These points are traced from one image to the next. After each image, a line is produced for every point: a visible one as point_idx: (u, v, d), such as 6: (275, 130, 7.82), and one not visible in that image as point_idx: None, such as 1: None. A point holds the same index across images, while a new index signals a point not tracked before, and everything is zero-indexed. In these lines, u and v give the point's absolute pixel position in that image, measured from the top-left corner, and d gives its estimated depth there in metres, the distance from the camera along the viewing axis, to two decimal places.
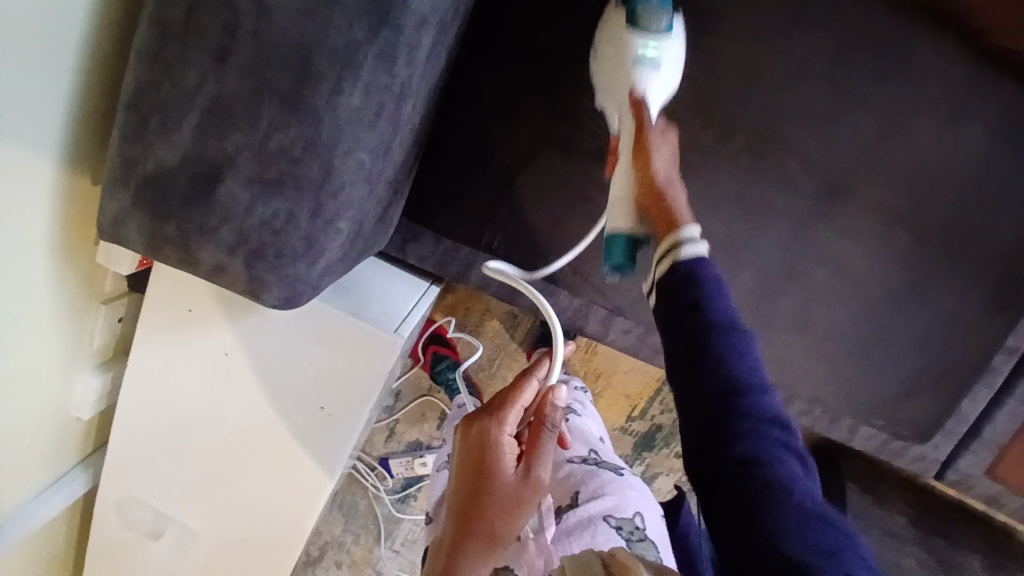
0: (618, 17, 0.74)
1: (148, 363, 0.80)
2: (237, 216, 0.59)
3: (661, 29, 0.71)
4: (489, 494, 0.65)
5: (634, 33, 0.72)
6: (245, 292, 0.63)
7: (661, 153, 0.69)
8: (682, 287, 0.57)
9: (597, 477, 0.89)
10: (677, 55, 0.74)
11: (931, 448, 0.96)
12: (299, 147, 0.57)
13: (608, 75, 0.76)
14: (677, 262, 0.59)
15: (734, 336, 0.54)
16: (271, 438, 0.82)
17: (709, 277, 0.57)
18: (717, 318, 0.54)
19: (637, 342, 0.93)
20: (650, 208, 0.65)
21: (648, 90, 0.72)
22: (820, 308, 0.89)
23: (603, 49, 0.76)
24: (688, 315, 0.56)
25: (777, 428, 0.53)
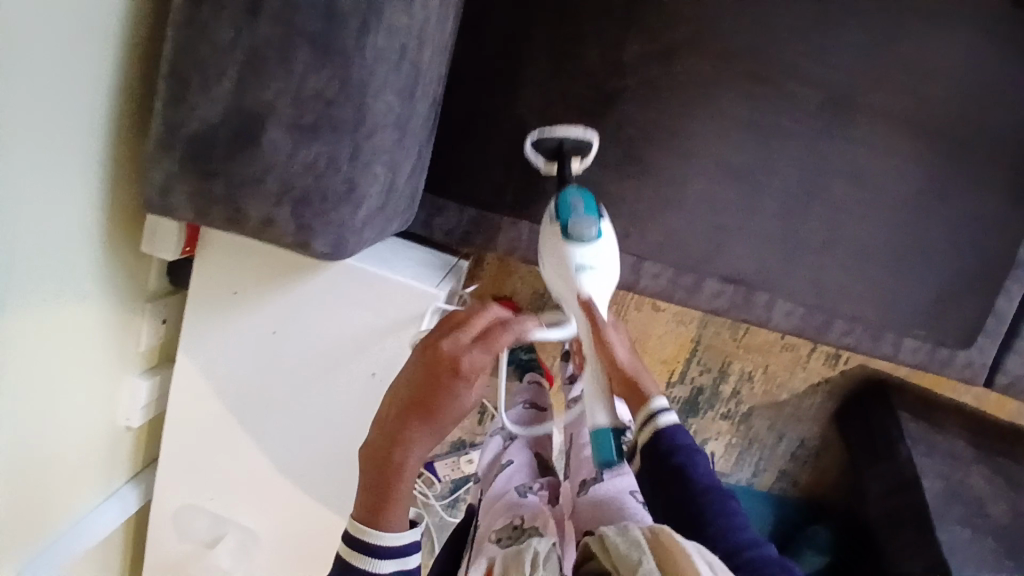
0: (552, 236, 0.79)
1: (195, 356, 0.81)
2: (280, 164, 0.61)
3: (592, 236, 0.78)
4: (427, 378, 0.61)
5: (570, 244, 0.77)
6: (291, 244, 0.65)
7: (619, 345, 0.80)
8: (669, 462, 0.69)
9: None
10: (610, 258, 0.78)
11: (977, 352, 0.95)
12: (333, 89, 0.60)
13: (552, 280, 0.79)
14: (658, 428, 0.72)
15: (714, 496, 0.66)
16: (324, 416, 0.81)
17: (683, 442, 0.70)
18: (700, 478, 0.67)
19: (669, 286, 0.94)
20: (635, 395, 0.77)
21: (592, 293, 0.78)
22: (842, 223, 0.91)
23: (545, 257, 0.80)
24: (672, 472, 0.68)
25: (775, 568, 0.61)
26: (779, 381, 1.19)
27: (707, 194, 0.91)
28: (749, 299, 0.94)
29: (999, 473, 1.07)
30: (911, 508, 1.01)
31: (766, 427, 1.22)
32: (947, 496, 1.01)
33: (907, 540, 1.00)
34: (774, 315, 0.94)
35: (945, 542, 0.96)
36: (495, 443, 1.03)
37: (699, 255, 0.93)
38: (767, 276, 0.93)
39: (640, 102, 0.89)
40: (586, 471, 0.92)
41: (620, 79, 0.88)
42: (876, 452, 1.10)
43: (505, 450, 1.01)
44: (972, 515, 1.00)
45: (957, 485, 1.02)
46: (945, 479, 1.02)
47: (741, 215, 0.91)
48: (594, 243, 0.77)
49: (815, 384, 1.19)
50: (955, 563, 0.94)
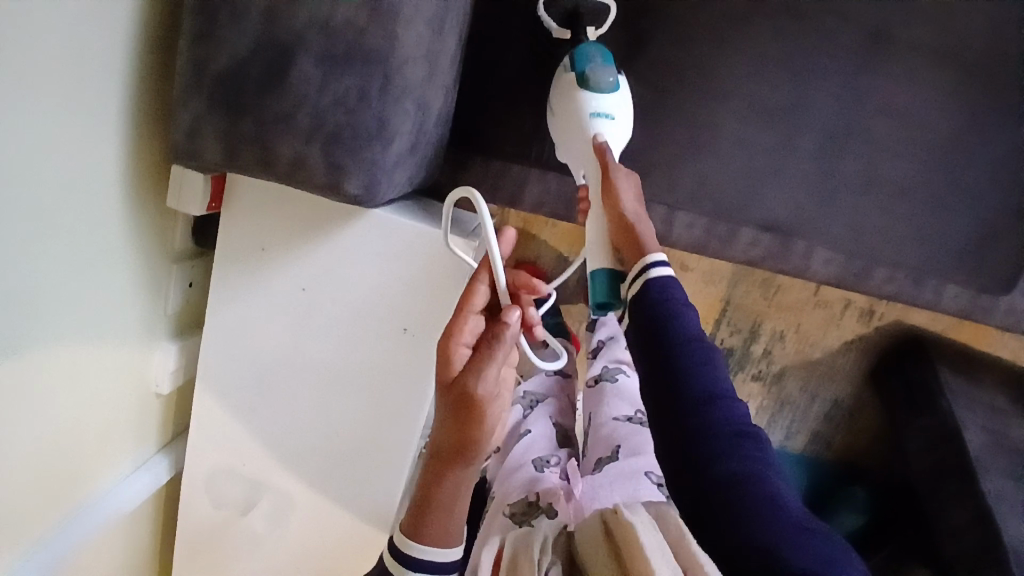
0: (567, 85, 0.77)
1: (224, 317, 0.79)
2: (310, 99, 0.59)
3: (609, 86, 0.76)
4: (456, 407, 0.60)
5: (586, 92, 0.76)
6: (323, 186, 0.63)
7: (631, 193, 0.71)
8: (657, 317, 0.63)
9: (642, 436, 0.89)
10: (627, 113, 0.77)
11: (1021, 296, 0.94)
12: (364, 17, 0.58)
13: (563, 131, 0.78)
14: (649, 282, 0.65)
15: (701, 367, 0.60)
16: (356, 376, 0.79)
17: (671, 298, 0.63)
18: (684, 335, 0.61)
19: (704, 237, 0.92)
20: (629, 253, 0.69)
21: (606, 136, 0.75)
22: (885, 163, 0.88)
23: (556, 113, 0.79)
24: (660, 347, 0.62)
25: (750, 440, 0.57)
26: (812, 340, 1.17)
27: (743, 137, 0.88)
28: (786, 247, 0.91)
29: None
30: (953, 459, 0.98)
31: (798, 387, 1.19)
32: (992, 447, 0.98)
33: (951, 492, 0.97)
34: (812, 264, 0.92)
35: (990, 491, 0.93)
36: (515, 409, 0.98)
37: (735, 203, 0.90)
38: (806, 222, 0.90)
39: (667, 45, 0.87)
40: (601, 449, 0.90)
41: (649, 21, 0.86)
42: (916, 406, 1.08)
43: (523, 419, 0.97)
44: (1018, 465, 0.97)
45: (1000, 435, 1.00)
46: (987, 429, 1.00)
47: (777, 159, 0.88)
48: (612, 91, 0.76)
49: (848, 341, 1.17)
50: (1000, 511, 0.91)
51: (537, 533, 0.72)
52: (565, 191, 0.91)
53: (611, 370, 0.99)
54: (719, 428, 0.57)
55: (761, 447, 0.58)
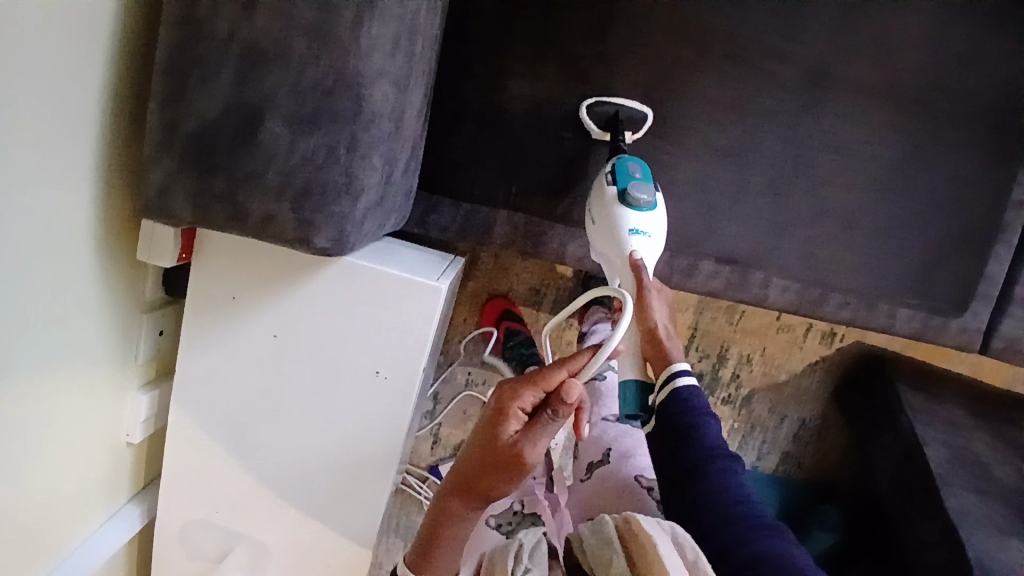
0: (607, 198, 0.84)
1: (197, 366, 0.80)
2: (279, 157, 0.61)
3: (647, 203, 0.82)
4: (498, 468, 0.72)
5: (625, 208, 0.82)
6: (292, 239, 0.64)
7: (659, 311, 0.83)
8: (675, 417, 0.76)
9: (629, 436, 0.96)
10: (660, 227, 0.83)
11: (972, 317, 0.98)
12: (331, 80, 0.60)
13: (601, 237, 0.84)
14: (677, 390, 0.78)
15: (716, 467, 0.71)
16: (330, 420, 0.80)
17: (688, 407, 0.76)
18: (700, 445, 0.73)
19: (666, 270, 0.96)
20: (659, 361, 0.81)
21: (639, 251, 0.82)
22: (830, 197, 0.93)
23: (595, 217, 0.85)
24: (678, 446, 0.74)
25: (770, 523, 0.67)
26: (777, 363, 1.21)
27: (698, 175, 0.92)
28: (744, 278, 0.95)
29: (1000, 438, 1.09)
30: (919, 478, 1.01)
31: (767, 410, 1.23)
32: (955, 464, 1.01)
33: (918, 510, 0.99)
34: (770, 293, 0.96)
35: (956, 509, 0.95)
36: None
37: (693, 236, 0.94)
38: (760, 254, 0.94)
39: (627, 88, 0.90)
40: (592, 451, 0.96)
41: (609, 67, 0.89)
42: (881, 424, 1.11)
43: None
44: (981, 481, 1.00)
45: (962, 452, 1.03)
46: (948, 446, 1.03)
47: (731, 196, 0.93)
48: (645, 212, 0.82)
49: (811, 363, 1.21)
50: (967, 528, 0.92)
51: (513, 541, 0.66)
52: (531, 230, 0.94)
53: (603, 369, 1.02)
54: (725, 504, 0.69)
55: (785, 535, 0.66)
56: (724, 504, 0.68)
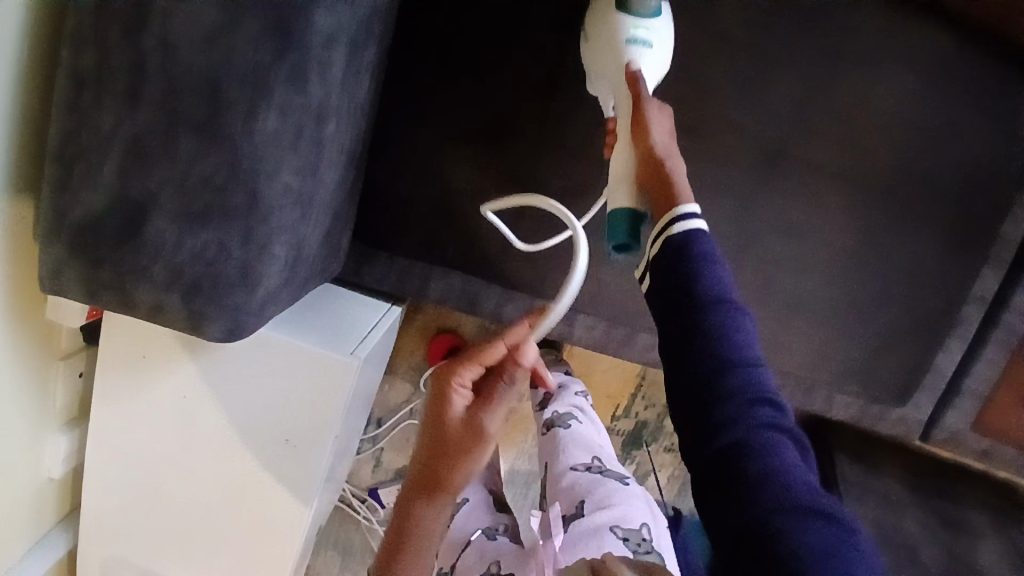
0: (606, 9, 0.73)
1: (110, 417, 0.80)
2: (167, 252, 0.59)
3: (652, 11, 0.72)
4: (455, 452, 0.67)
5: (625, 16, 0.72)
6: (185, 327, 0.63)
7: (661, 122, 0.67)
8: (677, 267, 0.57)
9: (602, 486, 0.89)
10: (665, 40, 0.73)
11: (913, 408, 0.97)
12: (221, 176, 0.58)
13: (599, 62, 0.74)
14: (671, 238, 0.59)
15: (725, 319, 0.54)
16: (241, 478, 0.81)
17: (702, 253, 0.57)
18: (702, 300, 0.55)
19: (603, 337, 0.94)
20: (652, 183, 0.64)
21: (641, 66, 0.71)
22: (776, 279, 0.92)
23: (593, 51, 0.74)
24: (676, 282, 0.57)
25: (768, 406, 0.53)
26: None
27: None
28: None
29: (935, 515, 1.06)
30: None
31: None
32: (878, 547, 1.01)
33: None
34: None
35: None
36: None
37: (632, 310, 0.92)
38: None
39: (574, 153, 0.87)
40: (564, 505, 0.89)
41: (556, 131, 0.86)
42: None
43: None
44: (901, 566, 0.99)
45: (890, 534, 1.02)
46: (875, 526, 1.03)
47: None
48: (654, 19, 0.72)
49: None
50: None
51: None
52: (468, 289, 0.92)
53: (563, 415, 1.01)
54: (729, 379, 0.52)
55: (783, 422, 0.53)
56: (722, 369, 0.53)
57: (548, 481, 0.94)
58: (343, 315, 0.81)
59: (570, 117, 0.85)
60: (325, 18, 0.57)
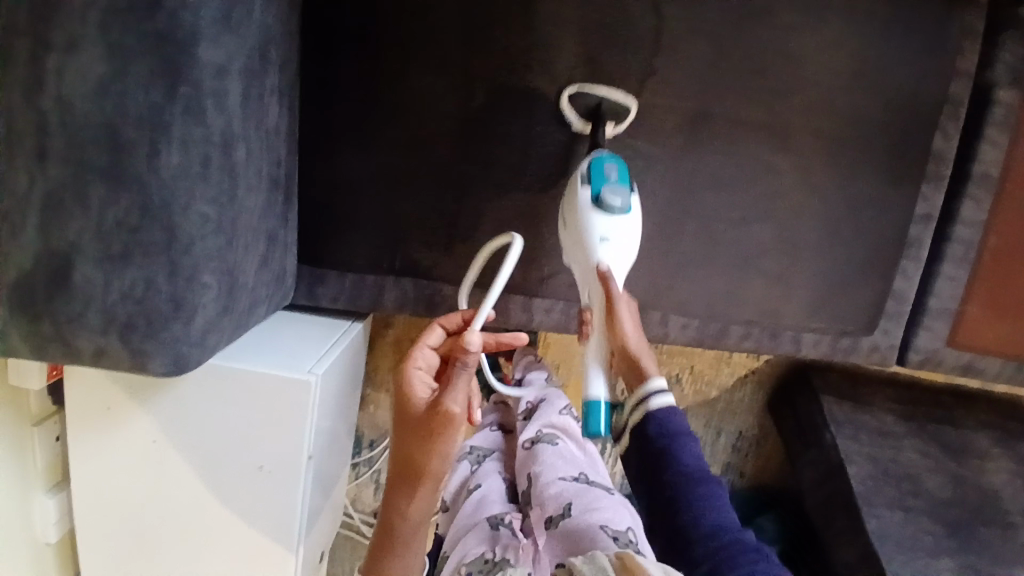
0: (579, 201, 0.78)
1: (89, 473, 0.81)
2: (97, 297, 0.62)
3: (620, 208, 0.76)
4: (426, 437, 0.68)
5: (597, 213, 0.76)
6: (131, 367, 0.65)
7: (629, 322, 0.78)
8: (651, 445, 0.74)
9: (590, 492, 0.89)
10: (632, 233, 0.77)
11: (882, 336, 0.97)
12: (135, 215, 0.60)
13: (572, 249, 0.79)
14: (651, 412, 0.76)
15: (701, 492, 0.70)
16: (223, 513, 0.82)
17: (672, 432, 0.74)
18: (675, 477, 0.71)
19: (563, 318, 0.95)
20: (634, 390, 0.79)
21: (610, 264, 0.76)
22: (723, 231, 0.92)
23: (568, 224, 0.80)
24: (658, 461, 0.73)
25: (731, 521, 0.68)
26: (707, 380, 1.19)
27: None
28: (643, 318, 0.95)
29: (935, 442, 1.08)
30: (842, 496, 1.00)
31: (701, 426, 1.21)
32: (877, 479, 1.00)
33: (840, 529, 0.98)
34: (670, 331, 0.95)
35: (874, 531, 0.94)
36: (463, 467, 1.02)
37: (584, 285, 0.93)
38: (658, 294, 0.94)
39: (499, 143, 0.88)
40: (550, 507, 0.88)
41: (476, 126, 0.88)
42: (806, 439, 1.09)
43: (473, 474, 1.01)
44: (904, 496, 0.99)
45: (889, 466, 1.02)
46: (873, 460, 1.02)
47: None
48: (615, 218, 0.76)
49: (742, 376, 1.19)
50: (885, 551, 0.92)
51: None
52: (422, 292, 0.92)
53: (547, 433, 0.99)
54: (696, 496, 0.69)
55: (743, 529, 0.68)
56: (689, 482, 0.70)
57: (533, 489, 0.93)
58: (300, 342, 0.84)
59: (489, 109, 0.87)
60: (210, 50, 0.60)
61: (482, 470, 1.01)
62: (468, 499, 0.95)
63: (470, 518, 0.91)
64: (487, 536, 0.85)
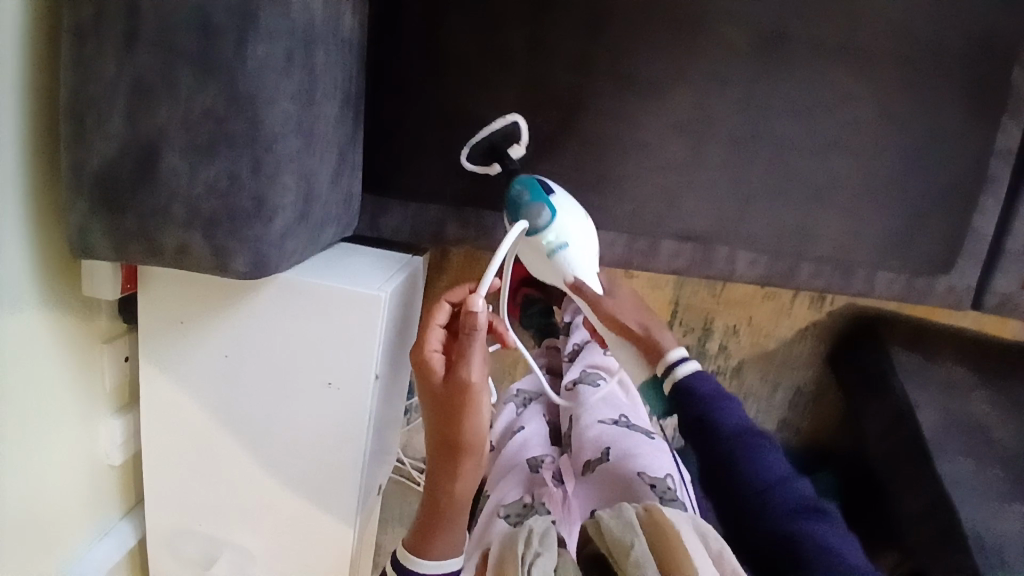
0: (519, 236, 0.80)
1: (158, 389, 0.82)
2: (183, 189, 0.62)
3: (547, 216, 0.78)
4: (453, 413, 0.63)
5: (535, 234, 0.79)
6: (212, 267, 0.65)
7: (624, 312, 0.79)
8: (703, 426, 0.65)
9: (628, 439, 0.80)
10: (580, 224, 0.79)
11: (958, 276, 0.94)
12: (222, 106, 0.61)
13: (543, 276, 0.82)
14: (677, 380, 0.69)
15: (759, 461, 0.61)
16: (289, 432, 0.81)
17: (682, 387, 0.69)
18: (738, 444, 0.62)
19: (627, 253, 0.93)
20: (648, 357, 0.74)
21: (578, 272, 0.79)
22: (796, 165, 0.90)
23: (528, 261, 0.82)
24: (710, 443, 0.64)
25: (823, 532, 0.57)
26: (766, 332, 1.16)
27: (655, 154, 0.89)
28: (709, 253, 0.93)
29: (1004, 395, 1.03)
30: (909, 443, 0.97)
31: (758, 379, 1.18)
32: (945, 428, 0.97)
33: (907, 477, 0.96)
34: (736, 267, 0.94)
35: (946, 475, 0.91)
36: (507, 409, 0.91)
37: (650, 217, 0.91)
38: (726, 229, 0.92)
39: (569, 68, 0.87)
40: (586, 452, 0.80)
41: (543, 50, 0.86)
42: (871, 389, 1.06)
43: (518, 418, 0.90)
44: (975, 445, 0.96)
45: (957, 415, 0.99)
46: (942, 409, 0.99)
47: (687, 176, 0.90)
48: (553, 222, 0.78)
49: (802, 329, 1.16)
50: (959, 496, 0.89)
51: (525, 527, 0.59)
52: (485, 226, 0.92)
53: (590, 374, 0.92)
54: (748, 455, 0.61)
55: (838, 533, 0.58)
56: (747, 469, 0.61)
57: (574, 433, 0.84)
58: (365, 264, 0.84)
59: (558, 32, 0.86)
60: None
61: (526, 411, 0.90)
62: (506, 437, 0.85)
63: (509, 455, 0.80)
64: (523, 476, 0.76)
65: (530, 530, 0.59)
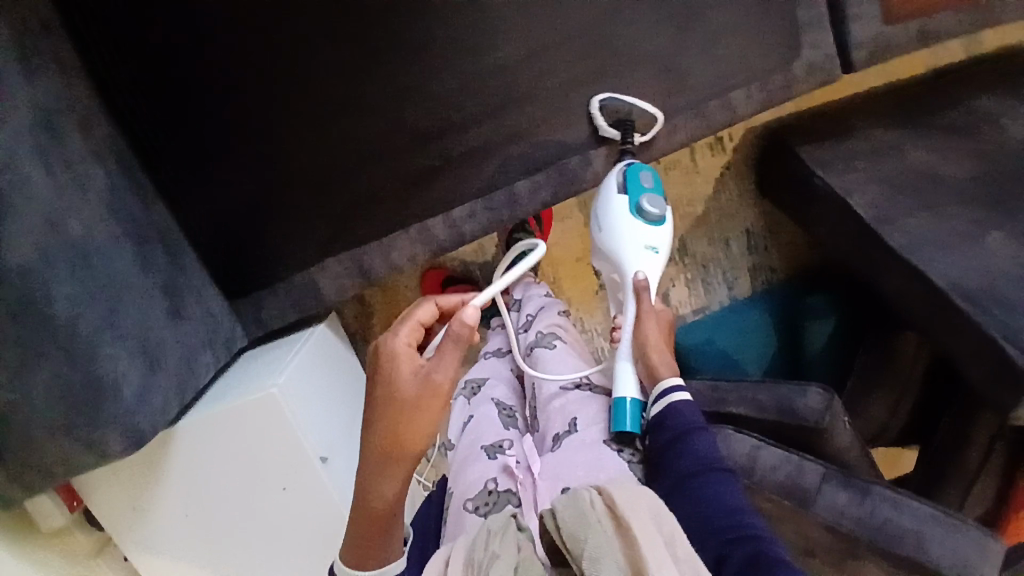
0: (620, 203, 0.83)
1: (159, 567, 0.86)
2: (29, 415, 0.65)
3: (657, 219, 0.83)
4: (400, 413, 0.59)
5: (637, 218, 0.82)
6: (98, 457, 0.70)
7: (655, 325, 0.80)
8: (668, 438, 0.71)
9: (592, 403, 0.82)
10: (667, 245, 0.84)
11: (815, 51, 0.90)
12: (10, 327, 0.62)
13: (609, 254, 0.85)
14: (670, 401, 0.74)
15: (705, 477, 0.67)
16: (284, 540, 0.84)
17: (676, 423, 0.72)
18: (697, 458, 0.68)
19: (496, 212, 0.89)
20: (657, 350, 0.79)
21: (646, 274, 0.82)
22: (597, 43, 0.86)
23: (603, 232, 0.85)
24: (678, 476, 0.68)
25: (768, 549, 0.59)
26: (688, 199, 1.12)
27: (465, 109, 0.85)
28: (566, 169, 0.89)
29: (931, 130, 0.98)
30: (857, 231, 0.91)
31: (707, 245, 1.14)
32: (887, 198, 0.91)
33: (875, 262, 0.90)
34: (599, 168, 0.90)
35: (903, 246, 0.86)
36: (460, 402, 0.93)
37: (493, 169, 0.88)
38: (569, 138, 0.88)
39: None
40: (556, 424, 0.82)
41: None
42: (803, 197, 1.00)
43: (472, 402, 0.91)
44: (922, 196, 0.90)
45: (895, 178, 0.93)
46: (878, 180, 0.93)
47: (506, 112, 0.86)
48: (653, 224, 0.82)
49: (719, 176, 1.12)
50: (923, 259, 0.84)
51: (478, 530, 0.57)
52: (353, 261, 0.88)
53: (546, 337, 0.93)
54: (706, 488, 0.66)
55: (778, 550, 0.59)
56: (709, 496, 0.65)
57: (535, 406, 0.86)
58: (261, 364, 0.83)
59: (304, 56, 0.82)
60: None
61: (479, 397, 0.91)
62: (463, 432, 0.86)
63: (468, 448, 0.82)
64: (489, 465, 0.78)
65: (485, 536, 0.57)
